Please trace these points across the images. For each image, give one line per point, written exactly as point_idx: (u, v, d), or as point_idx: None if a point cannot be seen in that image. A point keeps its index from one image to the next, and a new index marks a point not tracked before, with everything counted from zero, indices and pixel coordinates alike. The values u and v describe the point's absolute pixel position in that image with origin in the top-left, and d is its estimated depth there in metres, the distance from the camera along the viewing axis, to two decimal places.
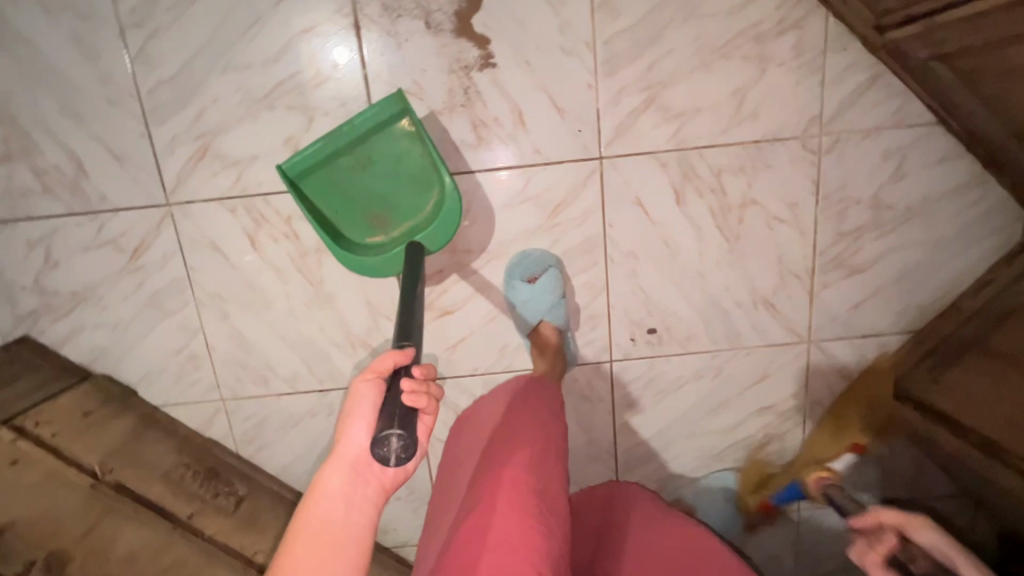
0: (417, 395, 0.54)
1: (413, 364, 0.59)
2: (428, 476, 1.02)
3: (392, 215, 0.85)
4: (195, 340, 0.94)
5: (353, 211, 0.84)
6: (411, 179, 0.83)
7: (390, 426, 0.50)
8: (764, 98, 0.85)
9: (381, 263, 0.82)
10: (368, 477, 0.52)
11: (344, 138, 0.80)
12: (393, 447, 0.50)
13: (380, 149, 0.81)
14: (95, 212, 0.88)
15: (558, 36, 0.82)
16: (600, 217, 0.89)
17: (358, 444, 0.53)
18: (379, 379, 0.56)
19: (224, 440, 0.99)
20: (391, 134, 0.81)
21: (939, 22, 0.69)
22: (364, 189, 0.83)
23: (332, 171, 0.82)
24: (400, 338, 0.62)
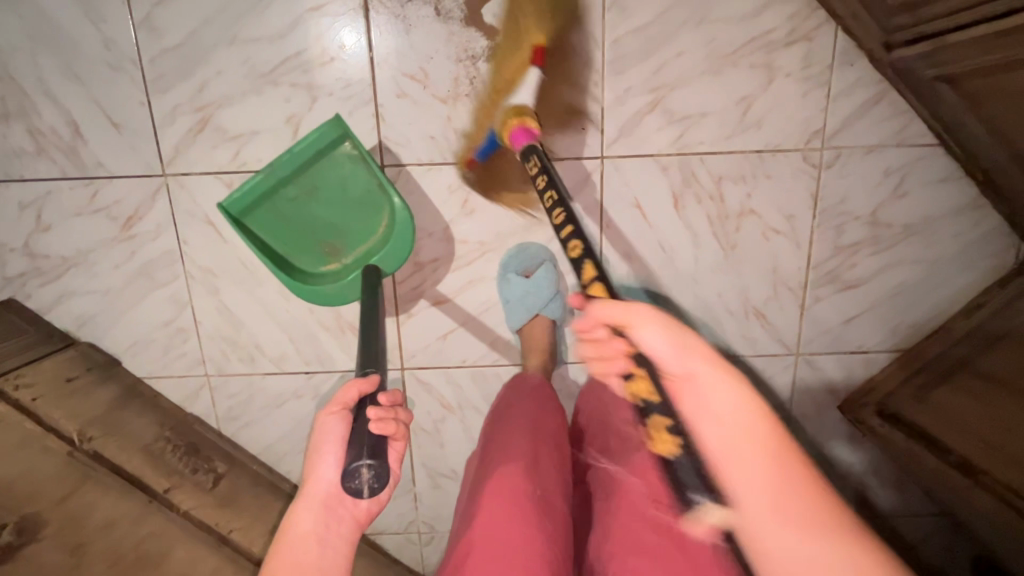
0: (384, 422, 0.58)
1: (378, 392, 0.63)
2: (409, 464, 1.02)
3: (344, 241, 0.87)
4: (184, 313, 0.93)
5: (303, 240, 0.85)
6: (358, 203, 0.84)
7: (361, 457, 0.53)
8: (770, 108, 0.84)
9: (339, 289, 0.84)
10: (340, 512, 0.58)
11: (286, 169, 0.80)
12: (365, 478, 0.53)
13: (324, 175, 0.82)
14: (89, 177, 0.87)
15: (566, 32, 0.81)
16: (598, 218, 0.89)
17: (327, 480, 0.58)
18: (344, 411, 0.61)
19: (206, 416, 0.99)
20: (333, 159, 0.82)
21: (949, 40, 0.69)
22: (311, 217, 0.84)
23: (277, 202, 0.83)
24: (364, 365, 0.66)
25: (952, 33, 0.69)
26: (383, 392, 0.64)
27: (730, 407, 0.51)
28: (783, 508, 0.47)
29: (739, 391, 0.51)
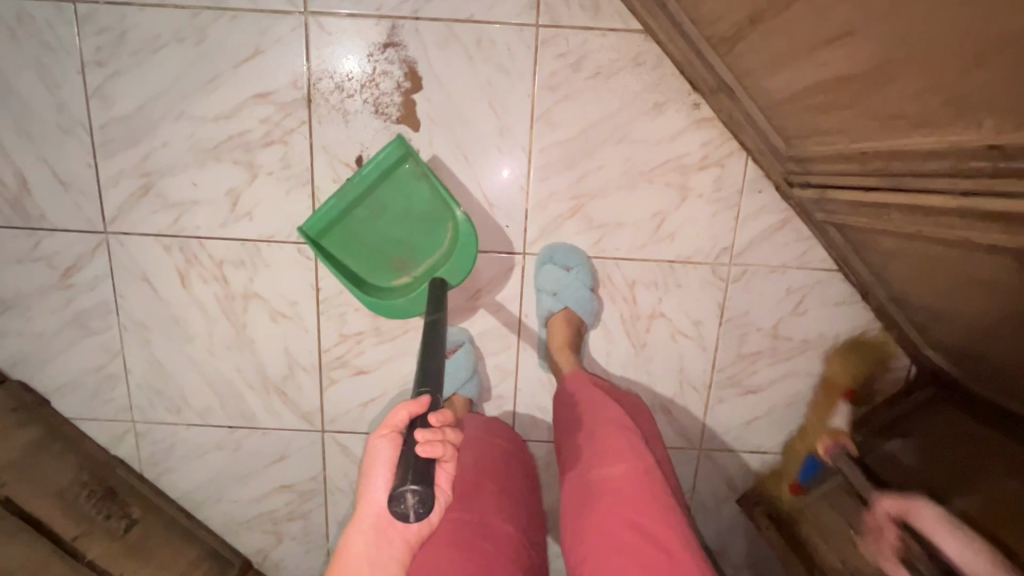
0: (433, 447, 0.51)
1: (429, 412, 0.54)
2: (323, 521, 1.05)
3: (412, 255, 0.86)
4: (115, 361, 0.97)
5: (376, 259, 0.86)
6: (425, 216, 0.84)
7: (405, 482, 0.47)
8: (683, 223, 0.90)
9: (409, 303, 0.85)
10: (389, 537, 0.54)
11: (356, 189, 0.80)
12: (410, 504, 0.47)
13: (391, 194, 0.82)
14: (33, 228, 0.91)
15: (497, 138, 0.87)
16: (517, 307, 0.94)
17: (375, 504, 0.53)
18: (394, 434, 0.53)
19: (130, 458, 1.02)
20: (399, 177, 0.81)
21: (829, 196, 0.74)
22: (380, 236, 0.84)
23: (351, 223, 0.83)
24: (418, 384, 0.58)
25: (832, 189, 0.73)
26: (434, 411, 0.55)
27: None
28: None
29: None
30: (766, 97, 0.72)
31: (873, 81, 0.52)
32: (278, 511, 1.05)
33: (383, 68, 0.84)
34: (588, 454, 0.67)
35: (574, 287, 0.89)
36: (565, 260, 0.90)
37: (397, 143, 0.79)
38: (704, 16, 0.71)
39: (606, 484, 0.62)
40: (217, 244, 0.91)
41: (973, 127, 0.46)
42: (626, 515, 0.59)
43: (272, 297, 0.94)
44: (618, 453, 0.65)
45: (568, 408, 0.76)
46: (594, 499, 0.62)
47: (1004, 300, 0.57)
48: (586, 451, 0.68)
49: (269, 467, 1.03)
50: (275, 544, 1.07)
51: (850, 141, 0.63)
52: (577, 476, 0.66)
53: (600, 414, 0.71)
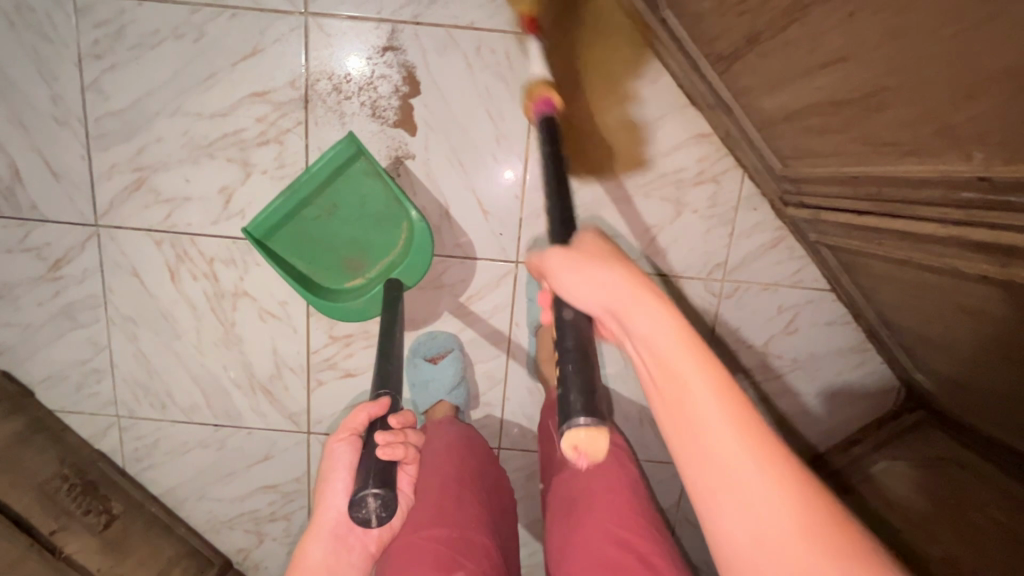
0: (394, 448, 0.51)
1: (389, 414, 0.56)
2: (307, 522, 1.05)
3: (367, 256, 0.86)
4: (101, 355, 0.96)
5: (327, 260, 0.85)
6: (378, 216, 0.83)
7: (366, 486, 0.47)
8: (676, 238, 0.90)
9: (364, 304, 0.84)
10: (350, 542, 0.55)
11: (303, 189, 0.79)
12: (372, 507, 0.47)
13: (345, 193, 0.82)
14: (24, 219, 0.90)
15: (493, 145, 0.87)
16: (508, 315, 0.93)
17: (336, 509, 0.55)
18: (354, 437, 0.56)
19: (112, 453, 1.01)
20: (352, 175, 0.81)
21: (821, 217, 0.74)
22: (336, 235, 0.84)
23: (299, 224, 0.82)
24: (377, 386, 0.59)
25: (826, 211, 0.73)
26: (393, 414, 0.57)
27: (601, 281, 0.45)
28: (727, 447, 0.39)
29: (680, 326, 0.42)
30: (762, 116, 0.72)
31: (866, 109, 0.52)
32: (260, 511, 1.04)
33: (382, 72, 0.84)
34: (575, 468, 0.65)
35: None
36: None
37: (347, 140, 0.78)
38: (702, 34, 0.70)
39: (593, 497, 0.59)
40: (209, 241, 0.91)
41: (964, 159, 0.45)
42: (610, 526, 0.56)
43: (262, 296, 0.93)
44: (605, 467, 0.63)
45: (555, 424, 0.75)
46: (580, 513, 0.59)
47: (994, 331, 0.56)
48: (574, 466, 0.65)
49: (253, 466, 1.02)
50: (257, 544, 1.06)
51: (842, 164, 0.63)
52: (564, 491, 0.63)
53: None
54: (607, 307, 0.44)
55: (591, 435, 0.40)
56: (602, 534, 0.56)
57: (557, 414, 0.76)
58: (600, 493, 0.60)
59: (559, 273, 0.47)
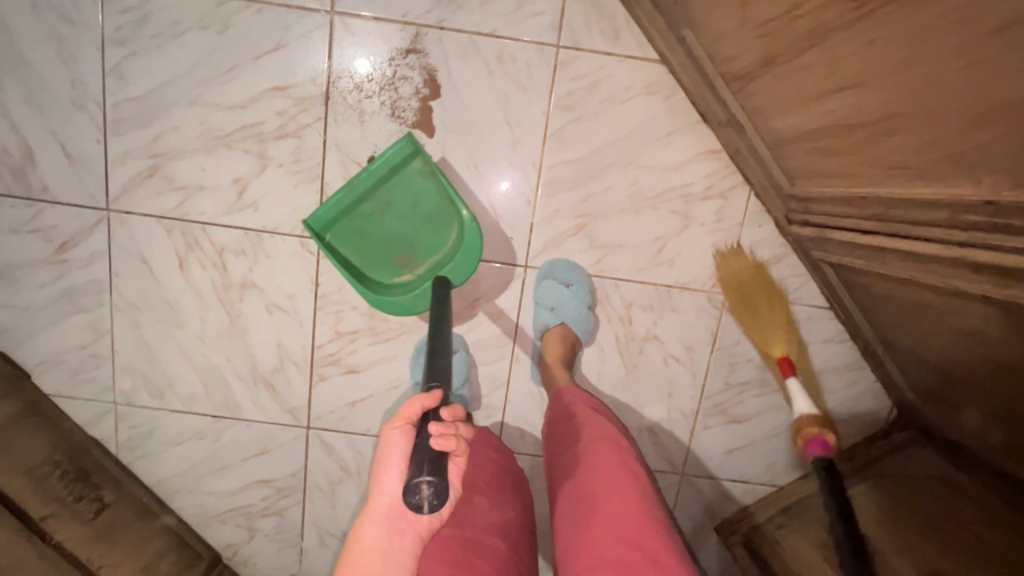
0: (448, 438, 0.51)
1: (442, 407, 0.56)
2: (299, 519, 1.04)
3: (415, 254, 0.87)
4: (102, 341, 0.95)
5: (377, 255, 0.86)
6: (429, 214, 0.84)
7: (420, 474, 0.47)
8: (682, 250, 0.92)
9: (411, 300, 0.84)
10: (403, 528, 0.52)
11: (361, 185, 0.81)
12: (424, 495, 0.47)
13: (398, 191, 0.83)
14: (33, 199, 0.90)
15: (510, 151, 0.89)
16: (514, 319, 0.95)
17: (389, 494, 0.51)
18: (408, 425, 0.54)
19: (106, 441, 1.00)
20: (406, 174, 0.83)
21: (826, 236, 0.77)
22: (386, 232, 0.85)
23: (353, 219, 0.84)
24: (427, 379, 0.60)
25: (831, 230, 0.75)
26: (445, 406, 0.56)
27: None
28: None
29: None
30: (774, 136, 0.74)
31: (878, 132, 0.55)
32: (253, 506, 1.03)
33: (403, 73, 0.86)
34: (584, 471, 0.66)
35: (571, 304, 0.91)
36: (566, 276, 0.92)
37: (406, 140, 0.80)
38: (720, 54, 0.73)
39: (604, 499, 0.61)
40: (220, 231, 0.91)
41: (972, 183, 0.48)
42: (620, 526, 0.57)
43: (270, 289, 0.94)
44: (614, 469, 0.64)
45: (561, 427, 0.76)
46: (591, 513, 0.60)
47: (989, 350, 0.59)
48: (583, 468, 0.66)
49: (249, 460, 1.01)
50: (247, 540, 1.05)
51: (851, 186, 0.65)
52: (574, 492, 0.64)
53: (598, 434, 0.70)
54: None
55: None
56: (609, 536, 0.57)
57: (562, 419, 0.77)
58: (607, 497, 0.61)
59: None
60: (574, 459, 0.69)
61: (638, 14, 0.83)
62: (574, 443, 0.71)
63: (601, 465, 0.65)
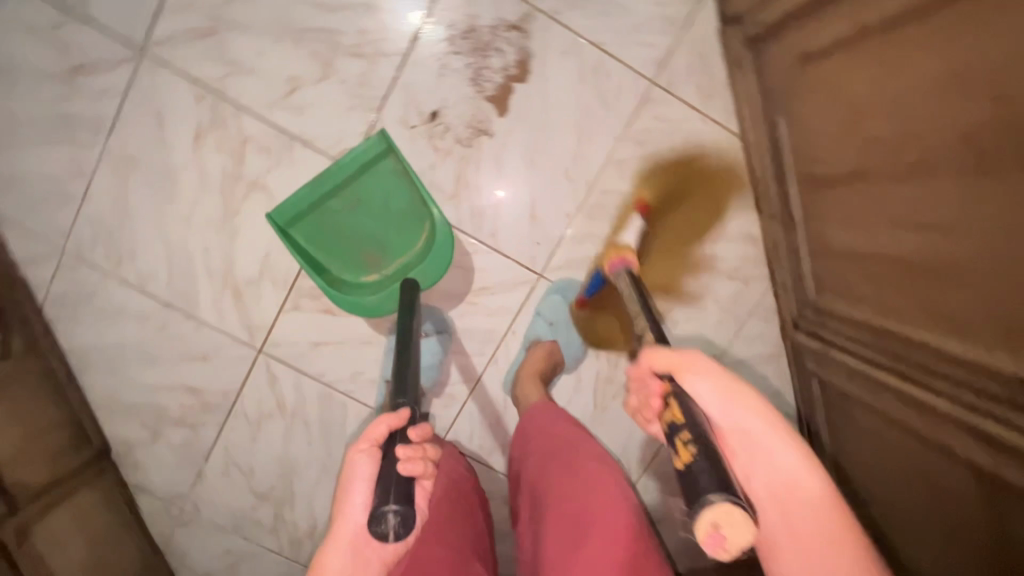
0: (413, 462, 0.54)
1: (409, 425, 0.58)
2: (211, 440, 0.97)
3: (385, 253, 0.85)
4: (79, 182, 0.87)
5: (346, 251, 0.84)
6: (402, 213, 0.83)
7: (386, 502, 0.49)
8: (689, 316, 0.93)
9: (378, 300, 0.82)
10: (368, 554, 0.54)
11: (332, 179, 0.79)
12: (390, 524, 0.49)
13: (371, 186, 0.82)
14: (66, 10, 0.81)
15: (568, 161, 0.88)
16: (509, 321, 0.92)
17: (355, 521, 0.54)
18: (374, 448, 0.56)
19: (37, 286, 0.90)
20: (380, 170, 0.81)
21: (833, 354, 0.79)
22: (355, 227, 0.83)
23: (321, 213, 0.81)
24: (396, 396, 0.62)
25: (840, 350, 0.77)
26: (414, 425, 0.59)
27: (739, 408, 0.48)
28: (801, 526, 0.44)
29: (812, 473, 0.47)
30: (822, 246, 0.76)
31: (937, 277, 0.57)
32: (169, 409, 0.96)
33: (499, 46, 0.84)
34: (567, 481, 0.61)
35: (570, 325, 0.91)
36: (576, 299, 0.91)
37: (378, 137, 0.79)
38: (805, 152, 0.73)
39: (600, 505, 0.56)
40: (253, 122, 0.85)
41: (1010, 356, 0.50)
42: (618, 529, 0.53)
43: (279, 198, 0.88)
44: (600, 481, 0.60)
45: (543, 443, 0.70)
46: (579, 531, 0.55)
47: (953, 515, 0.61)
48: (568, 475, 0.61)
49: (185, 362, 0.94)
50: (147, 442, 0.97)
51: (880, 317, 0.67)
52: (561, 505, 0.59)
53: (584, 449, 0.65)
54: (738, 437, 0.48)
55: (731, 516, 0.39)
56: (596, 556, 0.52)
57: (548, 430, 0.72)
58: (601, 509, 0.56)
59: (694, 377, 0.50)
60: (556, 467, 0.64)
61: (737, 85, 0.84)
62: (560, 449, 0.66)
63: (598, 475, 0.59)
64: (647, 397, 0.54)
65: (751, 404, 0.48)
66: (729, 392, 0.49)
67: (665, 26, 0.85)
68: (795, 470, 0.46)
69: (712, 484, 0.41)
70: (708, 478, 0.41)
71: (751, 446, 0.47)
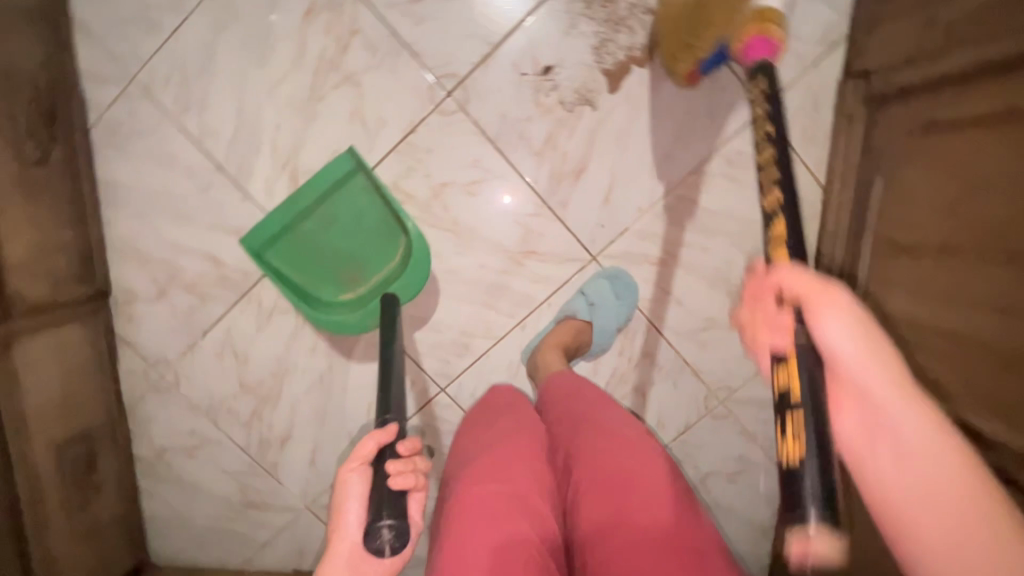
0: (405, 476, 0.52)
1: (398, 440, 0.56)
2: (216, 316, 0.94)
3: (363, 271, 0.89)
4: (172, 18, 0.84)
5: (324, 272, 0.89)
6: (374, 230, 0.87)
7: (380, 517, 0.48)
8: (718, 343, 0.94)
9: (362, 318, 0.87)
10: (367, 573, 0.52)
11: (305, 202, 0.85)
12: (385, 538, 0.48)
13: (342, 206, 0.86)
14: None
15: (657, 158, 0.87)
16: (548, 291, 0.92)
17: (352, 540, 0.52)
18: (365, 466, 0.55)
19: (94, 108, 0.87)
20: (352, 188, 0.86)
21: None
22: (328, 248, 0.87)
23: (296, 235, 0.87)
24: (382, 412, 0.59)
25: None
26: (402, 439, 0.57)
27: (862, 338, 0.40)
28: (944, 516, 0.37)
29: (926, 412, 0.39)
30: (875, 309, 0.77)
31: (987, 364, 0.59)
32: (184, 273, 0.93)
33: (631, 24, 0.83)
34: (598, 438, 0.62)
35: (608, 313, 0.90)
36: (621, 291, 0.91)
37: (345, 154, 0.84)
38: (891, 217, 0.75)
39: (625, 460, 0.58)
40: (368, 18, 0.84)
41: None
42: (653, 503, 0.53)
43: (367, 101, 0.86)
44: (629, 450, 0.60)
45: (567, 406, 0.71)
46: (615, 486, 0.55)
47: None
48: (597, 439, 0.62)
49: (217, 231, 0.91)
50: (151, 298, 0.94)
51: (914, 389, 0.69)
52: (597, 458, 0.59)
53: (605, 416, 0.67)
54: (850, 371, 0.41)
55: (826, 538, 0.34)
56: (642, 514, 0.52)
57: (570, 391, 0.75)
58: (637, 472, 0.56)
59: (821, 311, 0.41)
60: (584, 427, 0.65)
61: (840, 138, 0.85)
62: (593, 412, 0.68)
63: (632, 444, 0.61)
64: (759, 315, 0.45)
65: (885, 347, 0.41)
66: (868, 332, 0.40)
67: (791, 61, 0.85)
68: (939, 451, 0.38)
69: (814, 502, 0.36)
70: (811, 491, 0.36)
71: (881, 422, 0.40)
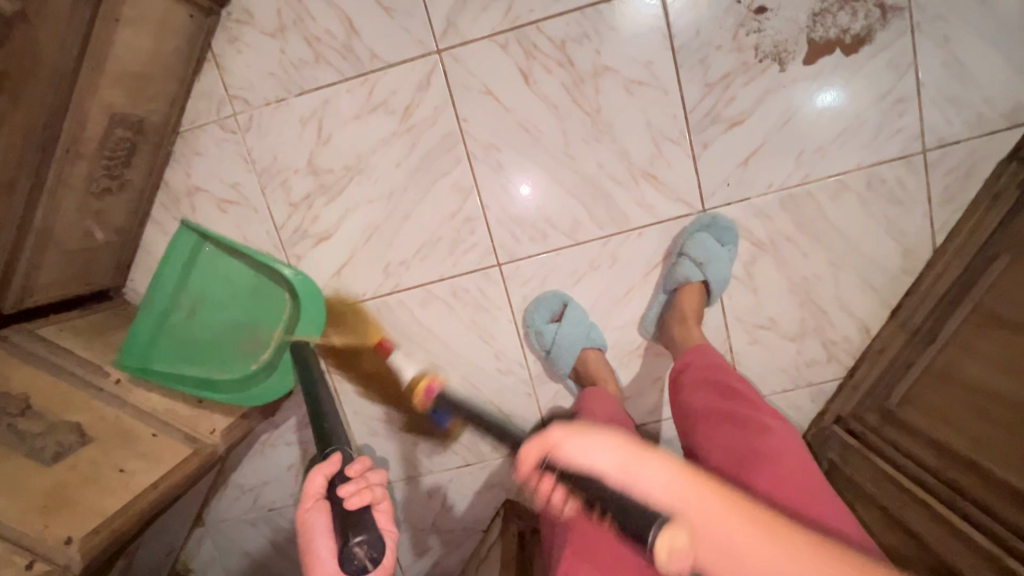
0: (360, 490, 0.52)
1: (344, 464, 0.56)
2: (320, 83, 0.88)
3: (261, 328, 0.87)
4: None
5: (220, 352, 0.86)
6: (248, 289, 0.88)
7: (349, 539, 0.47)
8: (767, 344, 0.94)
9: (278, 378, 0.84)
10: None
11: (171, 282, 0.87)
12: (361, 554, 0.46)
13: (207, 280, 0.88)
14: None
15: (809, 146, 0.87)
16: (647, 221, 0.90)
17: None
18: (318, 501, 0.54)
19: None
20: (205, 262, 0.88)
21: (868, 455, 0.84)
22: (210, 326, 0.86)
23: (172, 326, 0.86)
24: (323, 446, 0.59)
25: (878, 456, 0.83)
26: (347, 464, 0.56)
27: None
28: None
29: None
30: (940, 368, 0.80)
31: None
32: (311, 23, 0.86)
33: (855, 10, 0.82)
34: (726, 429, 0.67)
35: (716, 267, 0.87)
36: (720, 235, 0.89)
37: (181, 230, 0.88)
38: (995, 287, 0.76)
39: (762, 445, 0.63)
40: None
41: None
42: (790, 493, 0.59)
43: None
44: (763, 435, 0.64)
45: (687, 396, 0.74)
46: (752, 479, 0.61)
47: None
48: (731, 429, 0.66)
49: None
50: (265, 31, 0.87)
51: (950, 444, 0.72)
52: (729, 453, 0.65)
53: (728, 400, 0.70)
54: None
55: None
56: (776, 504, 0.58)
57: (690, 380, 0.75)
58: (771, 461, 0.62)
59: None
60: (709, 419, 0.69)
61: (976, 211, 0.86)
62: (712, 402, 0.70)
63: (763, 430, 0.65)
64: None
65: None
66: None
67: (972, 119, 0.85)
68: None
69: None
70: None
71: None
